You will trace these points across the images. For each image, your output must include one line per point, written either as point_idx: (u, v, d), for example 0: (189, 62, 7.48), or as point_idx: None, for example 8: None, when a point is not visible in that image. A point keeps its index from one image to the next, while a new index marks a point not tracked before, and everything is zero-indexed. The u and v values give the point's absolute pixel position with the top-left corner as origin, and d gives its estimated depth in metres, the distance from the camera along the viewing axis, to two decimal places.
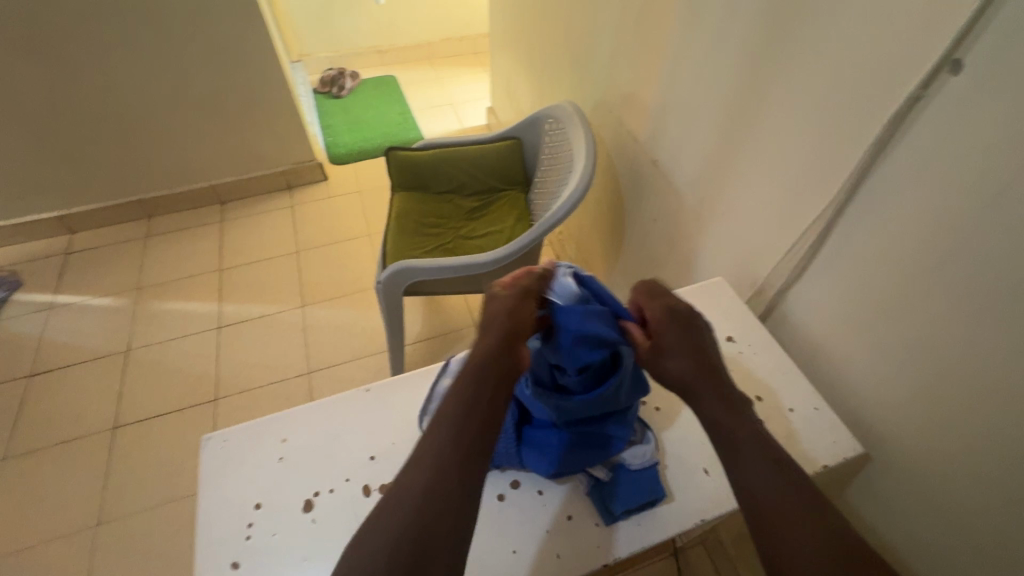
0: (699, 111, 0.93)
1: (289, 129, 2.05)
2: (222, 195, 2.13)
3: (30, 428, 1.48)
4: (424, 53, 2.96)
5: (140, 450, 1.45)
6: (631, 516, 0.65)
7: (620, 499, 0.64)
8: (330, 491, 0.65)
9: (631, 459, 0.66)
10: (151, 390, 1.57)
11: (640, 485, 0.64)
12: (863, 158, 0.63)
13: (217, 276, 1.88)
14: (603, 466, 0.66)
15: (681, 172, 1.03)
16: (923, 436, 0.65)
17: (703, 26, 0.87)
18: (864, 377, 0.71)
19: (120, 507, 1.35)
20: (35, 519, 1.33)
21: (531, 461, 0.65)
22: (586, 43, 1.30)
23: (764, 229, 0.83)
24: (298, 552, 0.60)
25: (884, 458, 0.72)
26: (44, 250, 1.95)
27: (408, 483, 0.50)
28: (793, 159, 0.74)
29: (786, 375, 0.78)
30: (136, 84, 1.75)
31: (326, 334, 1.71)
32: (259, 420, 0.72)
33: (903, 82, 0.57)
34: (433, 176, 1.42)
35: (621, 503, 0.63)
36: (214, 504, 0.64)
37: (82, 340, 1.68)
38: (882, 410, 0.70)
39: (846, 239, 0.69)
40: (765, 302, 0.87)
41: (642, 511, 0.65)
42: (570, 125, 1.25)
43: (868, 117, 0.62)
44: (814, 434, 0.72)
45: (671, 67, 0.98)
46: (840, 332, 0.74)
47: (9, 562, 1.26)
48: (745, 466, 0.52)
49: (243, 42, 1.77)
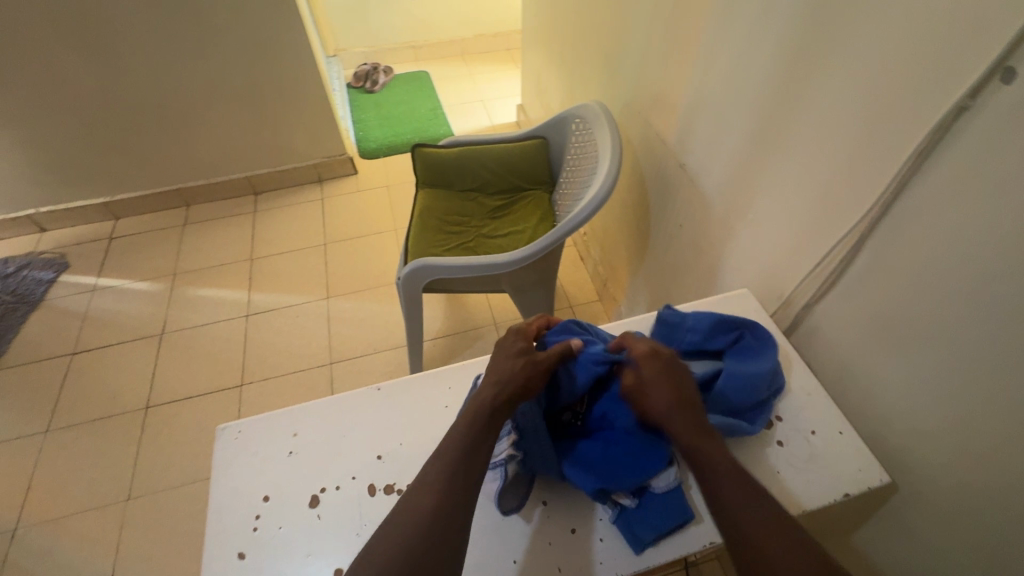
0: (732, 113, 0.89)
1: (322, 123, 2.09)
2: (257, 186, 2.18)
3: (70, 404, 1.56)
4: (458, 49, 2.96)
5: (169, 430, 1.51)
6: (660, 540, 0.62)
7: (648, 526, 0.61)
8: (337, 488, 0.66)
9: (655, 483, 0.63)
10: (182, 373, 1.63)
11: (665, 509, 0.62)
12: (901, 169, 0.59)
13: (248, 266, 1.93)
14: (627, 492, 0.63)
15: (710, 178, 1.00)
16: (955, 470, 0.60)
17: (738, 27, 0.84)
18: (893, 402, 0.67)
19: (149, 484, 1.41)
20: (69, 491, 1.40)
21: (578, 476, 0.63)
22: (617, 42, 1.27)
23: (794, 241, 0.79)
24: (301, 548, 0.61)
25: (912, 489, 0.67)
26: (91, 234, 2.05)
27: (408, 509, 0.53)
28: (827, 170, 0.70)
29: (810, 396, 0.74)
30: (179, 76, 1.82)
31: (349, 326, 1.74)
32: (273, 413, 0.73)
33: (950, 90, 0.53)
34: (458, 174, 1.43)
35: (650, 530, 0.61)
36: (226, 493, 0.66)
37: (120, 322, 1.76)
38: (910, 440, 0.66)
39: (881, 255, 0.65)
40: (792, 316, 0.82)
41: (674, 535, 0.62)
42: (597, 125, 1.22)
43: (910, 125, 0.58)
44: (837, 458, 0.68)
45: (703, 68, 0.95)
46: (869, 354, 0.70)
47: (45, 530, 1.33)
48: (711, 480, 0.54)
49: (279, 38, 1.81)
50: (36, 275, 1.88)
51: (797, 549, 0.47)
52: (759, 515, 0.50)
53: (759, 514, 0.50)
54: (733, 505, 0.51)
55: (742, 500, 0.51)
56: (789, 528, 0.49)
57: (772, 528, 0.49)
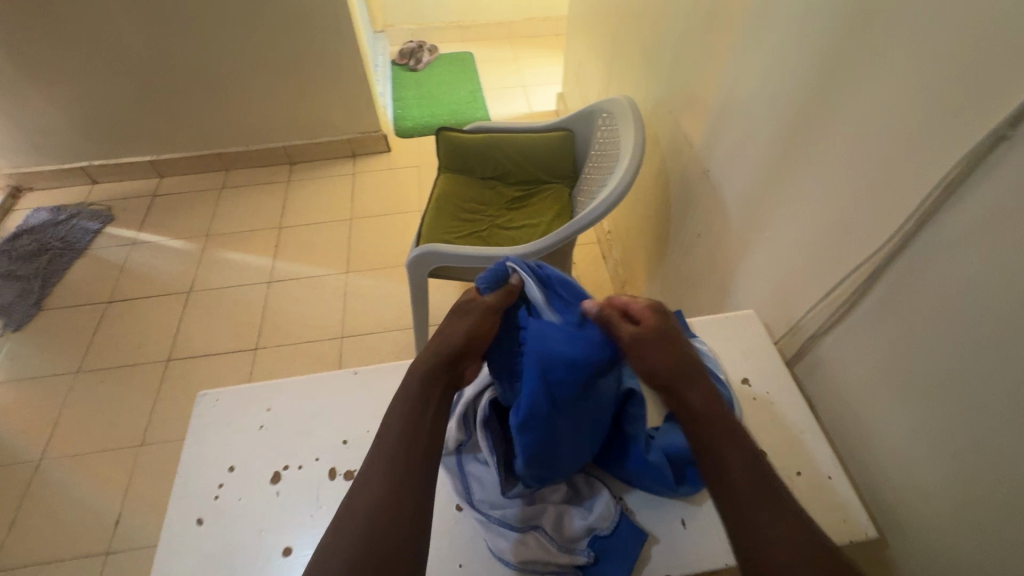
0: (760, 119, 0.82)
1: (360, 99, 2.11)
2: (292, 156, 2.23)
3: (100, 349, 1.66)
4: (505, 32, 2.91)
5: (185, 384, 1.58)
6: None
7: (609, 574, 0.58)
8: (299, 467, 0.66)
9: (600, 526, 0.61)
10: (203, 331, 1.70)
11: (622, 553, 0.59)
12: (928, 199, 0.53)
13: (275, 234, 1.98)
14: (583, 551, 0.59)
15: (731, 188, 0.94)
16: (951, 535, 0.55)
17: (774, 27, 0.77)
18: (893, 452, 0.61)
19: (162, 433, 1.49)
20: (90, 430, 1.49)
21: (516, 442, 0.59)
22: (655, 36, 1.20)
23: (808, 265, 0.73)
24: (257, 523, 0.62)
25: (903, 548, 0.61)
26: (136, 190, 2.15)
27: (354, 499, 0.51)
28: (850, 191, 0.64)
29: (804, 434, 0.69)
30: (226, 43, 1.86)
31: (363, 303, 1.76)
32: (252, 385, 0.74)
33: (989, 116, 0.46)
34: (479, 161, 1.40)
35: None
36: (195, 458, 0.67)
37: (154, 276, 1.85)
38: (907, 496, 0.60)
39: (896, 290, 0.59)
40: (798, 345, 0.76)
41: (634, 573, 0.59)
42: (622, 122, 1.17)
43: (942, 151, 0.51)
44: (821, 505, 0.63)
45: (736, 70, 0.89)
46: (872, 396, 0.64)
47: (66, 464, 1.43)
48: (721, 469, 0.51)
49: (323, 12, 1.83)
50: (84, 225, 2.00)
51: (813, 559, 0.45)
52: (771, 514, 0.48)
53: (771, 514, 0.48)
54: (747, 507, 0.48)
55: (753, 498, 0.49)
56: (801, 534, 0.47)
57: (785, 531, 0.47)
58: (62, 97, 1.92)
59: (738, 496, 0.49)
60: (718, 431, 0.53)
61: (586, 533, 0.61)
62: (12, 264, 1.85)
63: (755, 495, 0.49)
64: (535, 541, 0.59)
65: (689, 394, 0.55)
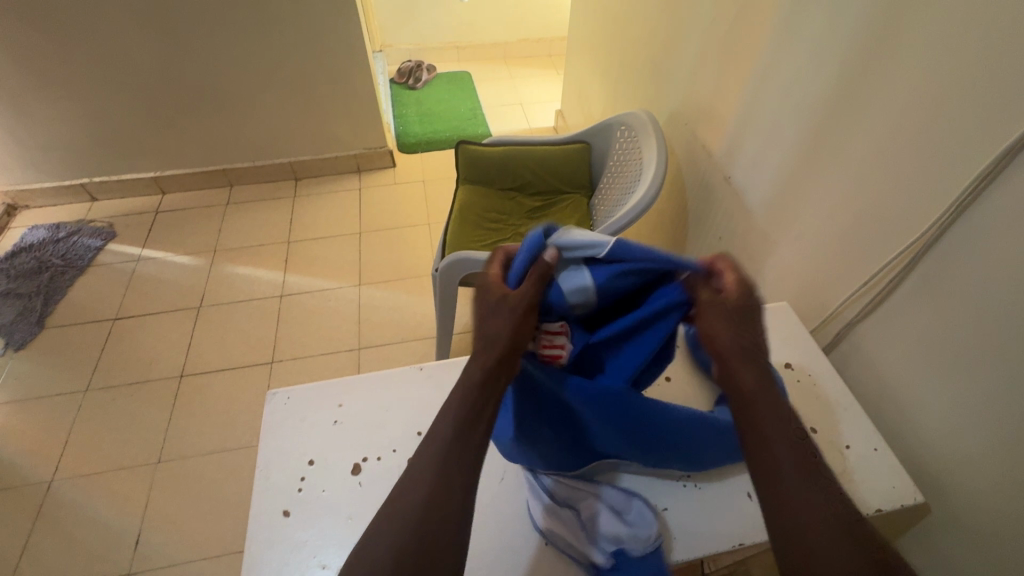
0: (785, 126, 0.90)
1: (366, 115, 2.16)
2: (298, 171, 2.25)
3: (110, 366, 1.63)
4: (500, 52, 3.01)
5: (201, 399, 1.57)
6: None
7: None
8: (379, 459, 0.68)
9: (631, 544, 0.60)
10: (216, 346, 1.69)
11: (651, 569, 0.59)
12: (963, 192, 0.59)
13: (285, 248, 1.99)
14: (603, 551, 0.60)
15: (755, 192, 1.01)
16: (994, 493, 0.60)
17: (795, 46, 0.85)
18: (935, 423, 0.67)
19: (179, 449, 1.46)
20: (104, 448, 1.46)
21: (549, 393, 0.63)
22: (667, 55, 1.29)
23: (839, 259, 0.80)
24: (344, 512, 0.64)
25: (948, 512, 0.67)
26: (139, 206, 2.14)
27: (417, 471, 0.50)
28: (881, 190, 0.71)
29: (847, 412, 0.74)
30: (236, 61, 1.89)
31: (379, 314, 1.78)
32: (320, 383, 0.76)
33: (1017, 117, 0.53)
34: (499, 173, 1.46)
35: None
36: (273, 453, 0.69)
37: (163, 291, 1.83)
38: (949, 462, 0.66)
39: (932, 275, 0.65)
40: (833, 332, 0.83)
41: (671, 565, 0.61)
42: (642, 134, 1.24)
43: (975, 150, 0.58)
44: (871, 475, 0.68)
45: (755, 84, 0.97)
46: (912, 375, 0.70)
47: (79, 483, 1.39)
48: (768, 445, 0.50)
49: (334, 31, 1.88)
50: (86, 241, 1.97)
51: (854, 545, 0.44)
52: (815, 496, 0.47)
53: (815, 495, 0.47)
54: (790, 483, 0.48)
55: (793, 473, 0.48)
56: (843, 521, 0.46)
57: (827, 514, 0.46)
58: (66, 113, 1.91)
59: (779, 470, 0.48)
60: (772, 415, 0.51)
61: (612, 540, 0.61)
62: (12, 282, 1.81)
63: (804, 477, 0.48)
64: (568, 518, 0.63)
65: (747, 371, 0.54)
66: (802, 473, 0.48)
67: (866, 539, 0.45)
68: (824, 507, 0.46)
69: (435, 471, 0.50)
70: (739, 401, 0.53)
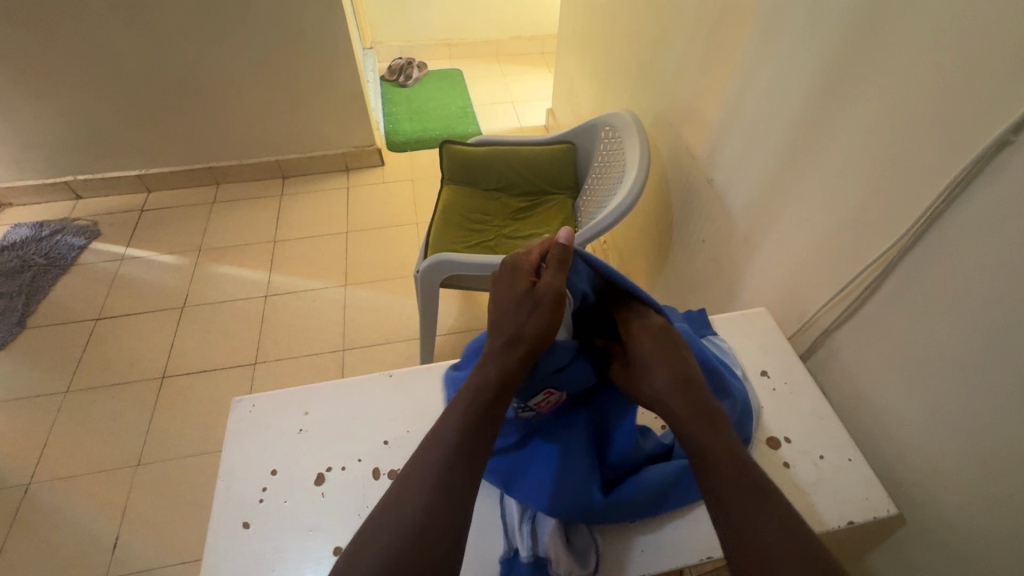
0: (765, 129, 0.88)
1: (354, 114, 2.13)
2: (286, 170, 2.23)
3: (90, 367, 1.61)
4: (492, 50, 2.99)
5: (182, 400, 1.55)
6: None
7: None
8: (343, 468, 0.67)
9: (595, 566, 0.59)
10: (199, 347, 1.67)
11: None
12: (936, 201, 0.59)
13: (271, 247, 1.97)
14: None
15: (736, 195, 0.99)
16: (967, 506, 0.59)
17: (776, 48, 0.84)
18: (909, 433, 0.66)
19: (159, 452, 1.45)
20: (83, 451, 1.44)
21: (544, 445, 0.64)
22: (653, 54, 1.28)
23: (817, 265, 0.79)
24: (305, 524, 0.62)
25: (922, 524, 0.66)
26: (123, 204, 2.11)
27: (397, 506, 0.50)
28: (858, 196, 0.70)
29: (822, 421, 0.73)
30: (221, 59, 1.87)
31: (364, 314, 1.76)
32: (286, 391, 0.74)
33: (990, 125, 0.52)
34: (483, 173, 1.44)
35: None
36: (236, 463, 0.67)
37: (146, 291, 1.81)
38: (924, 473, 0.65)
39: (906, 284, 0.64)
40: (810, 339, 0.82)
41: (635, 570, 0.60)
42: (626, 135, 1.23)
43: (949, 157, 0.57)
44: (845, 486, 0.67)
45: (737, 86, 0.95)
46: (886, 384, 0.69)
47: (57, 487, 1.38)
48: (712, 467, 0.52)
49: (320, 29, 1.86)
50: (69, 240, 1.95)
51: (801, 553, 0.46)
52: (764, 510, 0.48)
53: (763, 512, 0.48)
54: (737, 503, 0.49)
55: (741, 488, 0.50)
56: (791, 532, 0.47)
57: (776, 525, 0.48)
58: (49, 111, 1.89)
59: (725, 487, 0.50)
60: (713, 433, 0.54)
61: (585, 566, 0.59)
62: None
63: (747, 492, 0.50)
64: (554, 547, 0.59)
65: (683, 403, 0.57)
66: (749, 494, 0.49)
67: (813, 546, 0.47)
68: (771, 521, 0.48)
69: (415, 506, 0.50)
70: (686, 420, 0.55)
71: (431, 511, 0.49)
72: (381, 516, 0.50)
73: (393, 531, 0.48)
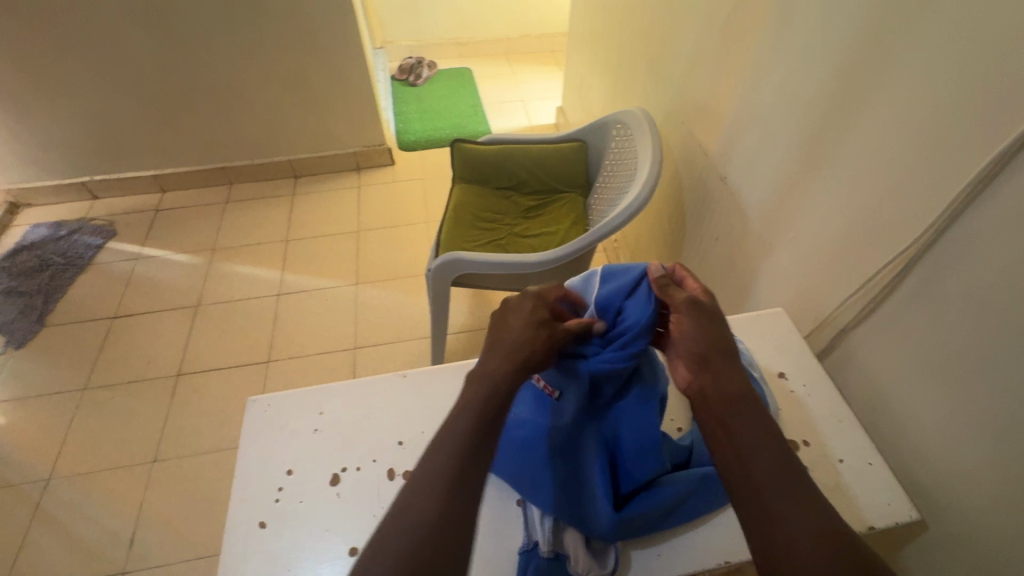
0: (781, 126, 0.87)
1: (364, 113, 2.14)
2: (297, 169, 2.24)
3: (107, 365, 1.63)
4: (502, 48, 2.98)
5: (197, 398, 1.57)
6: None
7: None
8: (358, 468, 0.67)
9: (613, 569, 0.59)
10: (213, 345, 1.69)
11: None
12: (958, 197, 0.57)
13: (283, 246, 1.98)
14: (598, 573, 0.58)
15: (751, 194, 0.98)
16: (991, 511, 0.58)
17: (792, 43, 0.82)
18: (930, 435, 0.65)
19: (175, 449, 1.46)
20: (100, 448, 1.46)
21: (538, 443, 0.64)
22: (665, 51, 1.26)
23: (835, 264, 0.78)
24: (320, 524, 0.63)
25: (943, 528, 0.64)
26: (139, 204, 2.14)
27: (409, 499, 0.49)
28: (877, 193, 0.69)
29: (841, 423, 0.72)
30: (233, 60, 1.88)
31: (375, 313, 1.77)
32: (301, 391, 0.75)
33: (1015, 120, 0.51)
34: (494, 173, 1.44)
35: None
36: (252, 462, 0.68)
37: (161, 290, 1.84)
38: (946, 478, 0.63)
39: (927, 283, 0.63)
40: (826, 340, 0.81)
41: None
42: (638, 133, 1.21)
43: (972, 153, 0.56)
44: (864, 490, 0.66)
45: (752, 82, 0.94)
46: (905, 385, 0.67)
47: (76, 482, 1.40)
48: (747, 454, 0.50)
49: (331, 29, 1.87)
50: (86, 240, 1.98)
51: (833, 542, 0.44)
52: (794, 497, 0.47)
53: (794, 498, 0.47)
54: (769, 487, 0.48)
55: (772, 477, 0.48)
56: (826, 523, 0.45)
57: (806, 514, 0.46)
58: (66, 112, 1.91)
59: (755, 475, 0.49)
60: (750, 419, 0.53)
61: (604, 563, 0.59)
62: (13, 281, 1.82)
63: (780, 479, 0.48)
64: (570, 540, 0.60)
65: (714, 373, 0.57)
66: (780, 479, 0.48)
67: (847, 536, 0.45)
68: (804, 512, 0.46)
69: (430, 501, 0.48)
70: (719, 399, 0.55)
71: (444, 506, 0.48)
72: (395, 510, 0.48)
73: (406, 526, 0.47)
